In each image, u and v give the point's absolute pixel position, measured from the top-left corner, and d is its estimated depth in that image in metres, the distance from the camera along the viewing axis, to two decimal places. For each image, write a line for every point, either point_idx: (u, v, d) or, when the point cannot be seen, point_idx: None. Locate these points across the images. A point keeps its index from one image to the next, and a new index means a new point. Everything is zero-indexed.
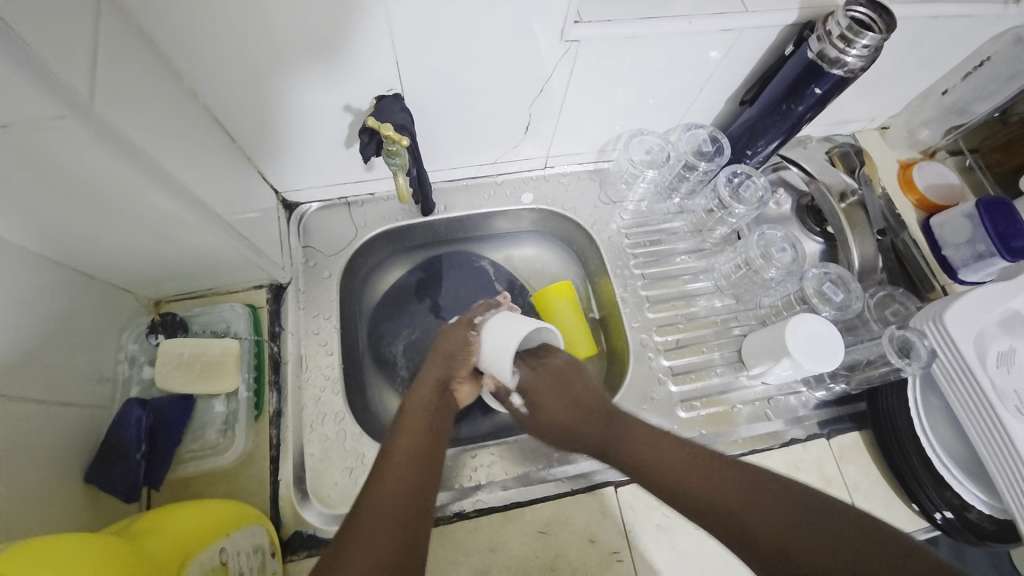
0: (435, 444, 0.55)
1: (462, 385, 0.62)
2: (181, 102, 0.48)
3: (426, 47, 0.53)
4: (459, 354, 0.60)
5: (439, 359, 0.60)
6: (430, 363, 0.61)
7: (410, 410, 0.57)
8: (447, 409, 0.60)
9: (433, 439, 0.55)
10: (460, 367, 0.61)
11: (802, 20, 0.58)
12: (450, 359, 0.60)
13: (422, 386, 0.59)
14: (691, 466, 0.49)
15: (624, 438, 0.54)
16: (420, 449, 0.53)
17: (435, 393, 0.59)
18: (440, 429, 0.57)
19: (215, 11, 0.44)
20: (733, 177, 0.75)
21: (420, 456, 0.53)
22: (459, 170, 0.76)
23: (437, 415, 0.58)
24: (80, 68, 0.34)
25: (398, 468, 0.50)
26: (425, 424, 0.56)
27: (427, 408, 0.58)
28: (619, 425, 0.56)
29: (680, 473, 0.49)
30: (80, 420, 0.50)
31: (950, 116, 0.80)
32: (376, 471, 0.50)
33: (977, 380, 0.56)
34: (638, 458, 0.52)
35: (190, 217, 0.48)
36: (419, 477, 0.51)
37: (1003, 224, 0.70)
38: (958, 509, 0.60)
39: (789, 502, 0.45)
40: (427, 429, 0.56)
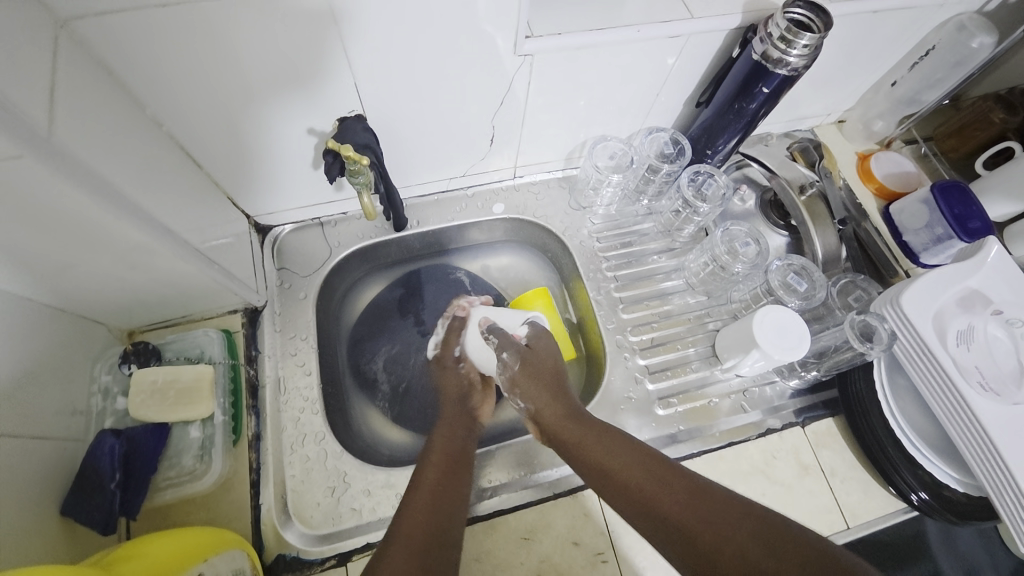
0: (459, 470, 0.56)
1: (483, 406, 0.67)
2: (146, 133, 0.49)
3: (384, 67, 0.55)
4: (464, 386, 0.67)
5: (450, 398, 0.66)
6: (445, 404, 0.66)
7: (433, 443, 0.59)
8: (472, 434, 0.62)
9: (456, 468, 0.56)
10: (471, 395, 0.67)
11: (744, 23, 0.61)
12: (460, 395, 0.67)
13: (444, 421, 0.63)
14: (656, 479, 0.49)
15: (592, 443, 0.55)
16: (446, 474, 0.55)
17: (455, 425, 0.62)
18: (466, 454, 0.59)
19: (175, 44, 0.45)
20: (694, 177, 0.77)
21: (446, 482, 0.54)
22: (429, 185, 0.77)
23: (460, 440, 0.61)
24: (38, 104, 0.35)
25: (425, 492, 0.52)
26: (448, 451, 0.58)
27: (449, 438, 0.60)
28: (590, 434, 0.55)
29: (636, 481, 0.50)
30: (55, 453, 0.49)
31: (901, 107, 0.83)
32: (409, 497, 0.52)
33: (938, 359, 0.58)
34: (606, 466, 0.52)
35: (158, 246, 0.48)
36: (447, 503, 0.51)
37: (958, 206, 0.72)
38: (934, 489, 0.61)
39: (771, 541, 0.41)
40: (452, 457, 0.57)
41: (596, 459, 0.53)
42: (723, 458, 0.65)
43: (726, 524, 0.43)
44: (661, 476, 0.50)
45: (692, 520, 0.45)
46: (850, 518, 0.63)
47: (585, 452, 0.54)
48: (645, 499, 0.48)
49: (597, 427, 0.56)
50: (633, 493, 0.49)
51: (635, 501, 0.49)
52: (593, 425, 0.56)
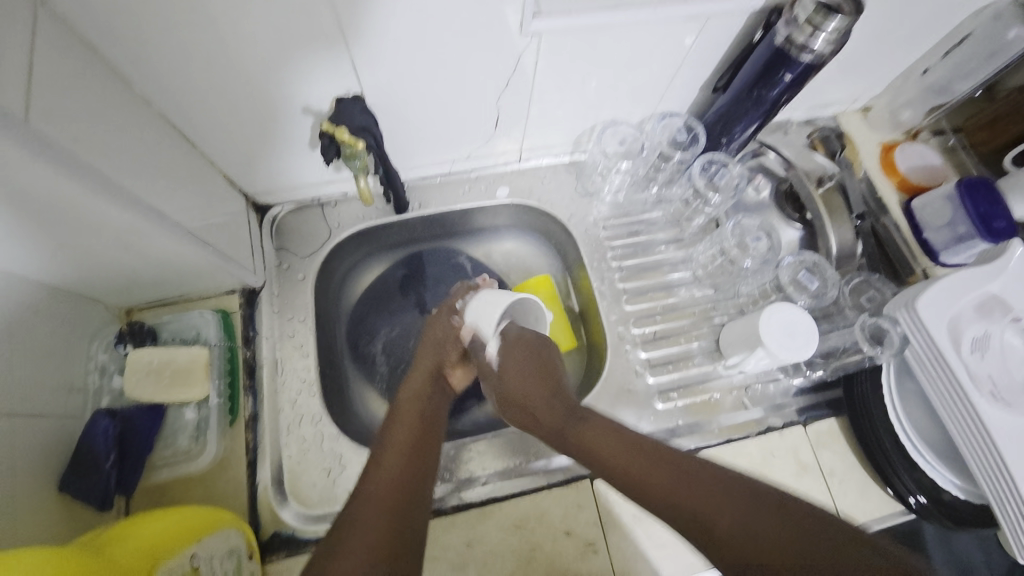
0: (430, 432, 0.56)
1: (456, 370, 0.66)
2: (134, 112, 0.48)
3: (383, 45, 0.52)
4: (447, 340, 0.64)
5: (428, 350, 0.64)
6: (421, 353, 0.65)
7: (401, 403, 0.59)
8: (441, 397, 0.62)
9: (427, 429, 0.57)
10: (450, 352, 0.65)
11: (769, 5, 0.57)
12: (438, 348, 0.64)
13: (413, 378, 0.62)
14: (647, 460, 0.49)
15: (585, 427, 0.55)
16: (415, 436, 0.55)
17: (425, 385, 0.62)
18: (434, 416, 0.59)
19: (163, 20, 0.43)
20: (708, 166, 0.74)
21: (414, 443, 0.54)
22: (432, 167, 0.75)
23: (431, 403, 0.60)
24: (15, 84, 0.34)
25: (392, 454, 0.52)
26: (419, 415, 0.58)
27: (417, 399, 0.60)
28: (576, 421, 0.56)
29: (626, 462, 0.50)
30: (53, 431, 0.50)
31: (932, 96, 0.78)
32: (374, 460, 0.52)
33: (951, 367, 0.56)
34: (592, 450, 0.53)
35: (149, 229, 0.47)
36: (416, 462, 0.52)
37: (984, 205, 0.69)
38: (933, 494, 0.60)
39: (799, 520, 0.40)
40: (420, 419, 0.57)
41: (586, 448, 0.53)
42: (721, 455, 0.65)
43: (728, 502, 0.43)
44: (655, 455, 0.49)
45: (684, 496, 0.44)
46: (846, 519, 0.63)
47: (577, 436, 0.55)
48: (637, 479, 0.48)
49: (579, 419, 0.56)
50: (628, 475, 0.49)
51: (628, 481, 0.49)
52: (575, 416, 0.56)
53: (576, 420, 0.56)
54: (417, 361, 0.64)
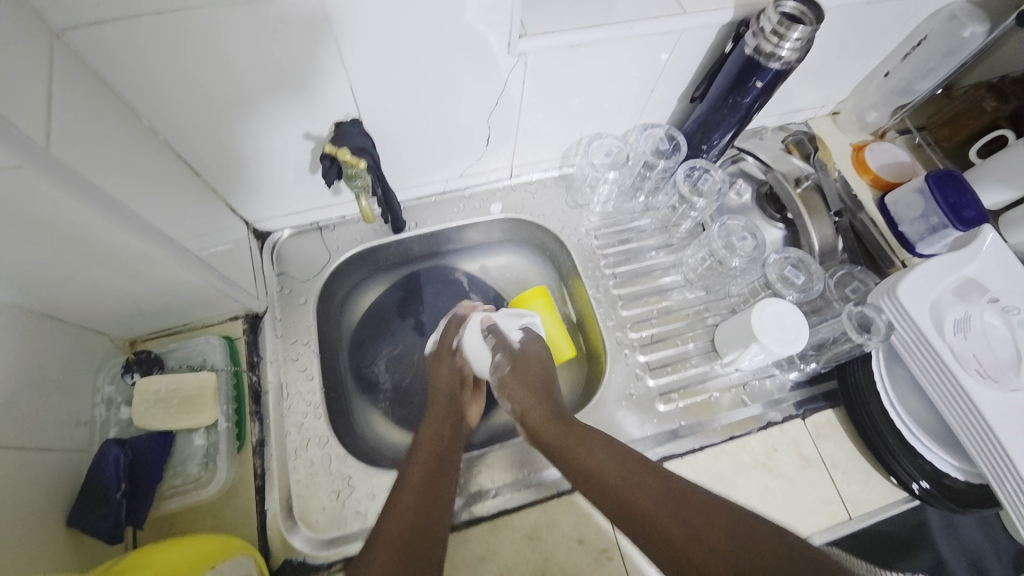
0: (448, 464, 0.58)
1: (471, 407, 0.68)
2: (141, 144, 0.49)
3: (379, 72, 0.55)
4: (456, 381, 0.68)
5: (442, 391, 0.67)
6: (436, 394, 0.67)
7: (421, 439, 0.60)
8: (461, 433, 0.64)
9: (446, 463, 0.58)
10: (462, 393, 0.68)
11: (737, 18, 0.61)
12: (451, 389, 0.67)
13: (431, 417, 0.63)
14: (632, 476, 0.51)
15: (581, 446, 0.55)
16: (436, 471, 0.56)
17: (444, 422, 0.63)
18: (452, 450, 0.60)
19: (171, 54, 0.45)
20: (691, 171, 0.78)
21: (435, 478, 0.56)
22: (427, 187, 0.78)
23: (451, 440, 0.61)
24: (33, 116, 0.35)
25: (411, 489, 0.54)
26: (436, 450, 0.59)
27: (438, 433, 0.61)
28: (572, 439, 0.56)
29: (618, 486, 0.51)
30: (60, 464, 0.50)
31: (894, 97, 0.83)
32: (392, 498, 0.53)
33: (936, 349, 0.59)
34: (585, 471, 0.54)
35: (157, 254, 0.49)
36: (436, 495, 0.54)
37: (953, 196, 0.72)
38: (934, 477, 0.61)
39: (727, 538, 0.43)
40: (439, 452, 0.59)
41: (583, 465, 0.54)
42: (725, 452, 0.66)
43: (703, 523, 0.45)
44: (655, 473, 0.51)
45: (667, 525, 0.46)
46: (853, 508, 0.64)
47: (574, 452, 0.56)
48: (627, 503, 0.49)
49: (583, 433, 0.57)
50: (621, 503, 0.50)
51: (616, 505, 0.50)
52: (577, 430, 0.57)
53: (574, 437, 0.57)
54: (432, 402, 0.66)
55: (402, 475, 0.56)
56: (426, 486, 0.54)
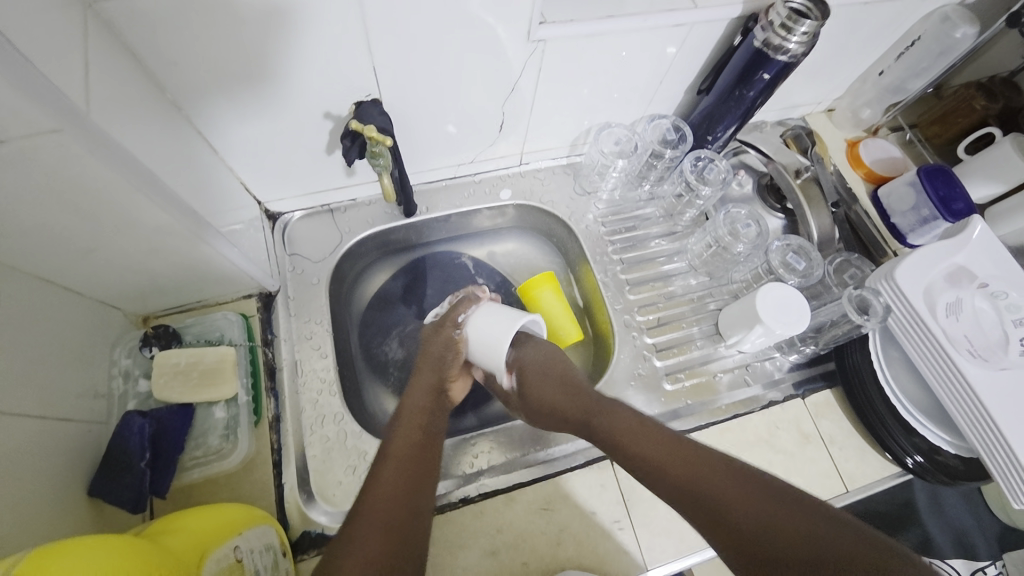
0: (430, 447, 0.56)
1: (456, 382, 0.65)
2: (166, 117, 0.49)
3: (401, 54, 0.56)
4: (448, 355, 0.63)
5: (428, 367, 0.63)
6: (419, 370, 0.64)
7: (404, 413, 0.59)
8: (442, 413, 0.62)
9: (428, 443, 0.57)
10: (451, 366, 0.64)
11: (746, 13, 0.64)
12: (439, 365, 0.63)
13: (414, 390, 0.62)
14: (681, 461, 0.51)
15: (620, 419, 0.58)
16: (416, 447, 0.55)
17: (427, 398, 0.61)
18: (436, 430, 0.59)
19: (196, 28, 0.45)
20: (697, 162, 0.80)
21: (413, 456, 0.54)
22: (438, 172, 0.78)
23: (433, 419, 0.60)
24: (74, 82, 0.36)
25: (394, 464, 0.53)
26: (421, 429, 0.58)
27: (421, 414, 0.59)
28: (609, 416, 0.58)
29: (658, 456, 0.53)
30: (79, 436, 0.50)
31: (888, 95, 0.87)
32: (373, 474, 0.52)
33: (930, 330, 0.62)
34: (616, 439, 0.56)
35: (181, 228, 0.49)
36: (416, 475, 0.53)
37: (943, 188, 0.76)
38: (929, 453, 0.64)
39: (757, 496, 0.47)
40: (421, 431, 0.57)
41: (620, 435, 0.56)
42: (729, 429, 0.68)
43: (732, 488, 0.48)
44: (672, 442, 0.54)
45: (702, 487, 0.49)
46: (850, 482, 0.67)
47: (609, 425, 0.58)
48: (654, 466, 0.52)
49: (614, 408, 0.59)
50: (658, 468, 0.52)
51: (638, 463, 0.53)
52: (610, 410, 0.59)
53: (614, 412, 0.59)
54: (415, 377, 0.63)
55: (384, 449, 0.55)
56: (405, 464, 0.53)
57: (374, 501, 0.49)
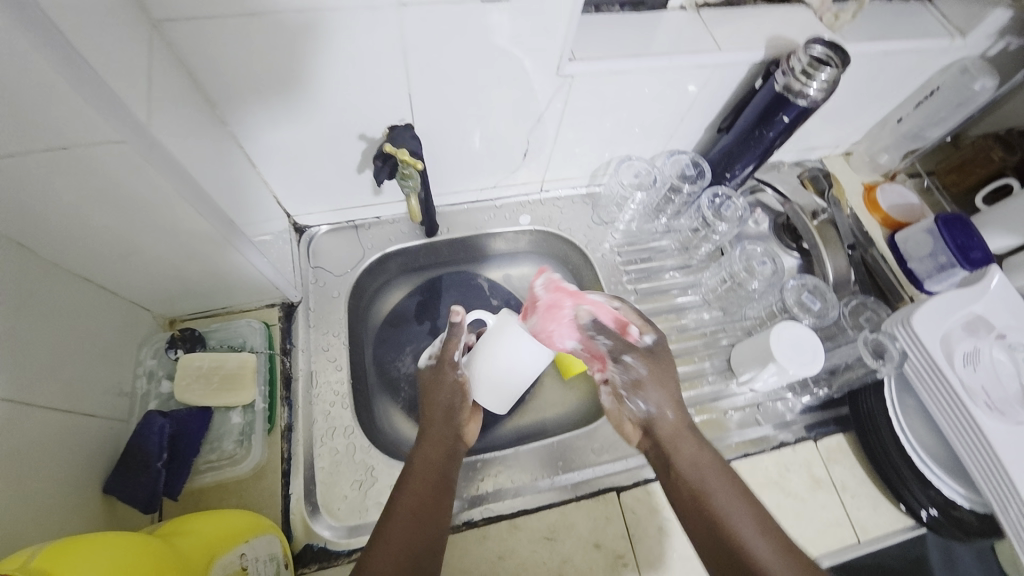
0: (440, 502, 0.53)
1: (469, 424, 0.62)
2: (213, 131, 0.52)
3: (434, 81, 0.58)
4: (453, 403, 0.60)
5: (439, 414, 0.59)
6: (429, 412, 0.60)
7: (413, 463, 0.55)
8: (456, 459, 0.58)
9: (438, 498, 0.53)
10: (460, 414, 0.60)
11: (767, 58, 0.66)
12: (449, 412, 0.59)
13: (424, 441, 0.57)
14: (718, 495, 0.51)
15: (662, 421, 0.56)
16: (424, 505, 0.52)
17: (438, 445, 0.57)
18: (448, 482, 0.55)
19: (248, 49, 0.48)
20: (714, 198, 0.81)
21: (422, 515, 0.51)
22: (460, 195, 0.81)
23: (445, 469, 0.56)
24: (138, 97, 0.39)
25: (401, 522, 0.50)
26: (431, 483, 0.54)
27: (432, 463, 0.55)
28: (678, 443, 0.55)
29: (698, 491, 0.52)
30: (101, 432, 0.51)
31: (906, 142, 0.88)
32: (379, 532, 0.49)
33: (946, 379, 0.61)
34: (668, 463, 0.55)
35: (218, 237, 0.51)
36: (423, 536, 0.50)
37: (961, 237, 0.77)
38: (944, 506, 0.63)
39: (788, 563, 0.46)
40: (432, 486, 0.53)
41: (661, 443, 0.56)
42: (739, 467, 0.68)
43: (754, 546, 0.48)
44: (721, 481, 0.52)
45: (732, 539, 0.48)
46: (862, 532, 0.65)
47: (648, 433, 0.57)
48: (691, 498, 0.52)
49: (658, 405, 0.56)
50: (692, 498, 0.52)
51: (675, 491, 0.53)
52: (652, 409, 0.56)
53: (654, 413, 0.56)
54: (427, 426, 0.58)
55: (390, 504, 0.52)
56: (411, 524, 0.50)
57: (380, 562, 0.46)
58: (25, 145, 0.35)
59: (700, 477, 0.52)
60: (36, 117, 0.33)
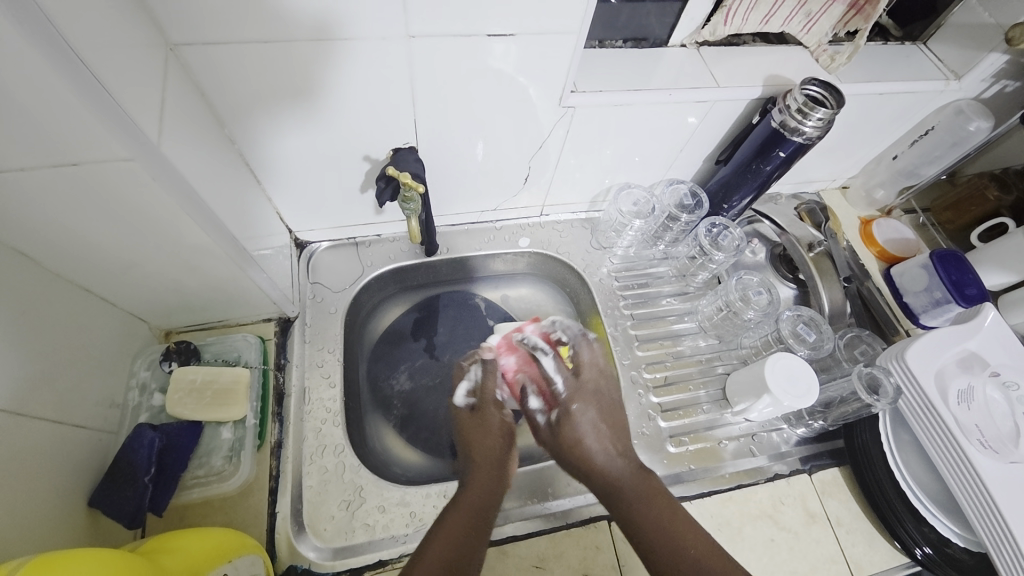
0: (480, 533, 0.53)
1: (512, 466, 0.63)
2: (221, 149, 0.54)
3: (439, 107, 0.60)
4: (500, 444, 0.64)
5: (484, 460, 0.62)
6: (475, 457, 0.63)
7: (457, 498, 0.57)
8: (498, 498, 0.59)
9: (479, 530, 0.54)
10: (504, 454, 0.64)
11: (764, 95, 0.68)
12: (494, 457, 0.63)
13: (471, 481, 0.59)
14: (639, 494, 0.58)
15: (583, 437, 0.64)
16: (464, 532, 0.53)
17: (484, 483, 0.59)
18: (489, 517, 0.56)
19: (258, 71, 0.50)
20: (711, 228, 0.82)
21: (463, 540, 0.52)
22: (462, 216, 0.82)
23: (488, 505, 0.57)
24: (150, 116, 0.40)
25: (440, 544, 0.51)
26: (473, 516, 0.55)
27: (476, 497, 0.57)
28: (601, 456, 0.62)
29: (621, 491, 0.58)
30: (89, 444, 0.51)
31: (901, 178, 0.89)
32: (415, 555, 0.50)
33: (940, 415, 0.61)
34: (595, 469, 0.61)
35: (219, 250, 0.52)
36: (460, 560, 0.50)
37: (956, 273, 0.77)
38: (938, 544, 0.62)
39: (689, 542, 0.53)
40: (474, 518, 0.55)
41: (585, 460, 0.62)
42: (732, 499, 0.67)
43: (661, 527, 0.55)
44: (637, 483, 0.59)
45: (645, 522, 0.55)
46: (856, 570, 0.64)
47: (574, 453, 0.63)
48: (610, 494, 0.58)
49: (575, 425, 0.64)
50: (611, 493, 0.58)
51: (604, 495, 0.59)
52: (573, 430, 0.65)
53: (573, 432, 0.64)
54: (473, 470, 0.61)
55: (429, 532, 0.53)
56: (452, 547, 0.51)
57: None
58: (38, 159, 0.36)
59: (612, 475, 0.60)
60: (48, 133, 0.34)
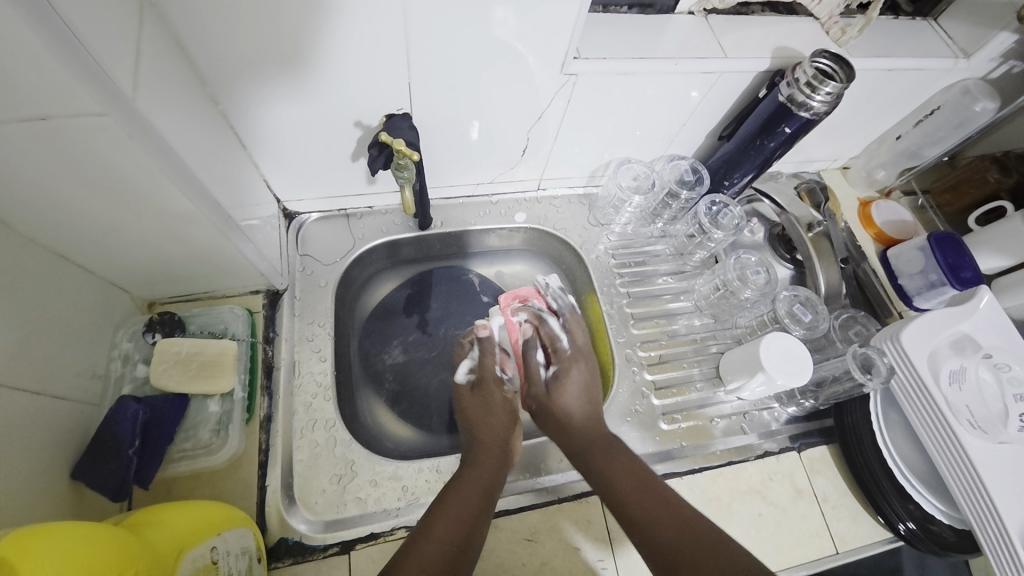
0: (483, 511, 0.54)
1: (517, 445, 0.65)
2: (203, 110, 0.50)
3: (434, 71, 0.57)
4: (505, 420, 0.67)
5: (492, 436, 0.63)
6: (479, 433, 0.64)
7: (462, 475, 0.57)
8: (503, 475, 0.60)
9: (482, 508, 0.55)
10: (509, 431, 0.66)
11: (772, 68, 0.66)
12: (501, 437, 0.64)
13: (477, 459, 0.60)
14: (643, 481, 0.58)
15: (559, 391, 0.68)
16: (469, 511, 0.53)
17: (488, 461, 0.60)
18: (493, 495, 0.56)
19: (239, 25, 0.46)
20: (711, 206, 0.80)
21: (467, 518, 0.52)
22: (457, 189, 0.79)
23: (491, 484, 0.58)
24: (123, 67, 0.37)
25: (444, 520, 0.52)
26: (477, 494, 0.55)
27: (480, 475, 0.58)
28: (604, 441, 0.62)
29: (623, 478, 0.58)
30: (70, 415, 0.50)
31: (903, 159, 0.88)
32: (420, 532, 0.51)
33: (932, 395, 0.62)
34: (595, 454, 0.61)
35: (203, 218, 0.49)
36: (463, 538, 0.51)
37: (953, 256, 0.77)
38: (922, 521, 0.64)
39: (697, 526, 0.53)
40: (477, 496, 0.55)
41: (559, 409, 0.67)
42: (723, 475, 0.68)
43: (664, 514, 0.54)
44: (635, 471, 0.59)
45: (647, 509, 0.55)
46: (840, 544, 0.66)
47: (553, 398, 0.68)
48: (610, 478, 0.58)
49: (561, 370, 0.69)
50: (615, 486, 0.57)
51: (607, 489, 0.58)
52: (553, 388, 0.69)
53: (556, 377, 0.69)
54: (479, 448, 0.62)
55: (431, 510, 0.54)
56: (455, 524, 0.52)
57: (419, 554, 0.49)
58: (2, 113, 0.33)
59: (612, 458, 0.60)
60: (12, 83, 0.31)
